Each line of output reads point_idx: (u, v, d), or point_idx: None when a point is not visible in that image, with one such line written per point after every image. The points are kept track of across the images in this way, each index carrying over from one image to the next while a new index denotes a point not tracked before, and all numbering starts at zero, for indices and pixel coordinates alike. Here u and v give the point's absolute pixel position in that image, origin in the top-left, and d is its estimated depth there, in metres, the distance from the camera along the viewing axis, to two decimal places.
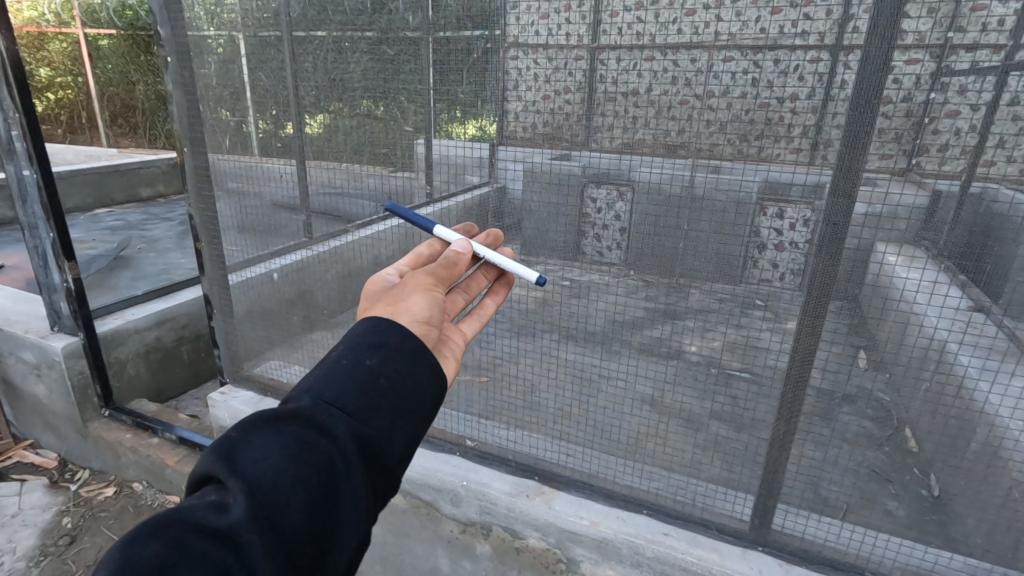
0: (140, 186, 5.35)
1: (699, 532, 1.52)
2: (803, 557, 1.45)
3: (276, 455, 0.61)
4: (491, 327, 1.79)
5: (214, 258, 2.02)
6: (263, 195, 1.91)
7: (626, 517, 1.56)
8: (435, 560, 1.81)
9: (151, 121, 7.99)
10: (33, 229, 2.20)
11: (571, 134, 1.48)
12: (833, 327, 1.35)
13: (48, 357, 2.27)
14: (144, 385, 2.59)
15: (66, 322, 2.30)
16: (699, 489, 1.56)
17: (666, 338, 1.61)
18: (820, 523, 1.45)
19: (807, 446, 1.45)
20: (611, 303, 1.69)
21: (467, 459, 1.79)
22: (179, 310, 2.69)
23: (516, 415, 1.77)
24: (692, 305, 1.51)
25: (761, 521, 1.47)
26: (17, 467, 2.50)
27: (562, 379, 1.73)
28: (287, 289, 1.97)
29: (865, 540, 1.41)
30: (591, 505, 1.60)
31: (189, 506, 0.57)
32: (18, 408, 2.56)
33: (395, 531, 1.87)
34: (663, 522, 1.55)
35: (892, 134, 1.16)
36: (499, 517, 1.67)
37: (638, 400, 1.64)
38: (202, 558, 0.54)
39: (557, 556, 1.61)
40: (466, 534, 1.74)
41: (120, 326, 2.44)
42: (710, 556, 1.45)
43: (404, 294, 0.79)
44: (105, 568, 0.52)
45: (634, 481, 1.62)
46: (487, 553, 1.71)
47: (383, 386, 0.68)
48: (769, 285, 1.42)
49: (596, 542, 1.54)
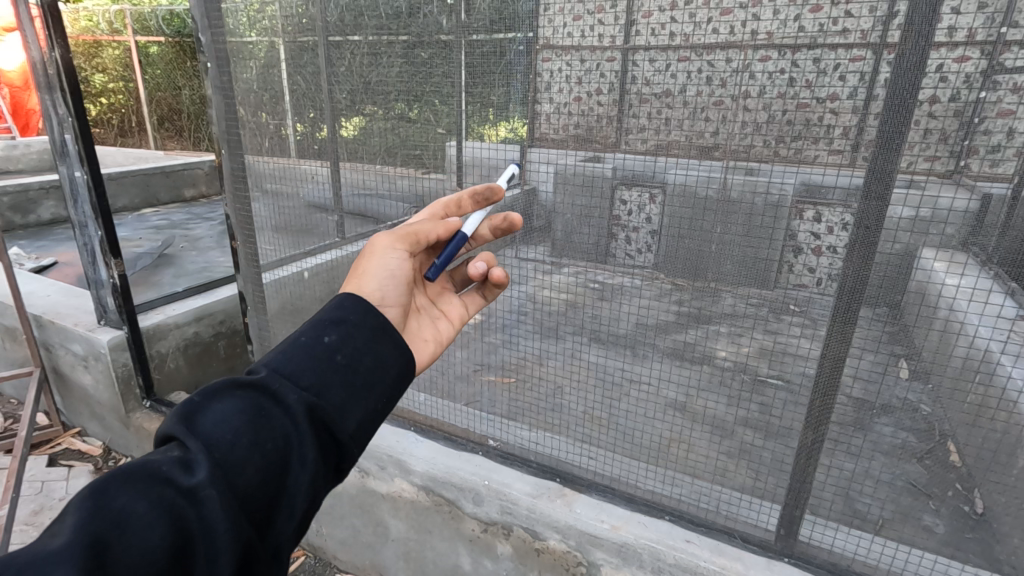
0: (185, 186, 5.56)
1: (722, 540, 1.48)
2: (831, 570, 1.38)
3: (235, 419, 0.67)
4: (516, 328, 1.80)
5: (249, 255, 2.07)
6: (298, 196, 1.96)
7: (647, 522, 1.54)
8: (456, 558, 1.83)
9: (196, 125, 8.21)
10: (83, 228, 2.33)
11: (603, 135, 1.48)
12: (870, 334, 1.32)
13: (95, 349, 2.38)
14: (184, 377, 2.67)
15: (112, 317, 2.41)
16: (723, 496, 1.53)
17: (695, 343, 1.62)
18: (848, 536, 1.39)
19: (837, 457, 1.41)
20: (637, 307, 1.68)
21: (489, 458, 1.80)
22: (217, 306, 2.80)
23: (541, 417, 1.78)
24: (724, 309, 1.49)
25: (786, 532, 1.43)
26: (65, 453, 2.64)
27: (586, 382, 1.72)
28: (319, 288, 2.01)
29: (895, 555, 1.35)
30: (611, 508, 1.59)
31: (153, 461, 0.62)
32: (68, 397, 2.70)
33: (418, 527, 1.89)
34: (685, 529, 1.51)
35: (938, 134, 1.12)
36: (520, 518, 1.66)
37: (663, 405, 1.62)
38: (161, 508, 0.58)
39: (578, 558, 1.59)
40: (488, 533, 1.73)
41: (160, 321, 2.54)
42: (733, 565, 1.41)
43: (361, 265, 0.88)
44: (72, 516, 0.56)
45: (662, 491, 1.60)
46: (508, 553, 1.71)
47: (339, 363, 0.74)
48: (806, 290, 1.35)
49: (618, 546, 1.52)
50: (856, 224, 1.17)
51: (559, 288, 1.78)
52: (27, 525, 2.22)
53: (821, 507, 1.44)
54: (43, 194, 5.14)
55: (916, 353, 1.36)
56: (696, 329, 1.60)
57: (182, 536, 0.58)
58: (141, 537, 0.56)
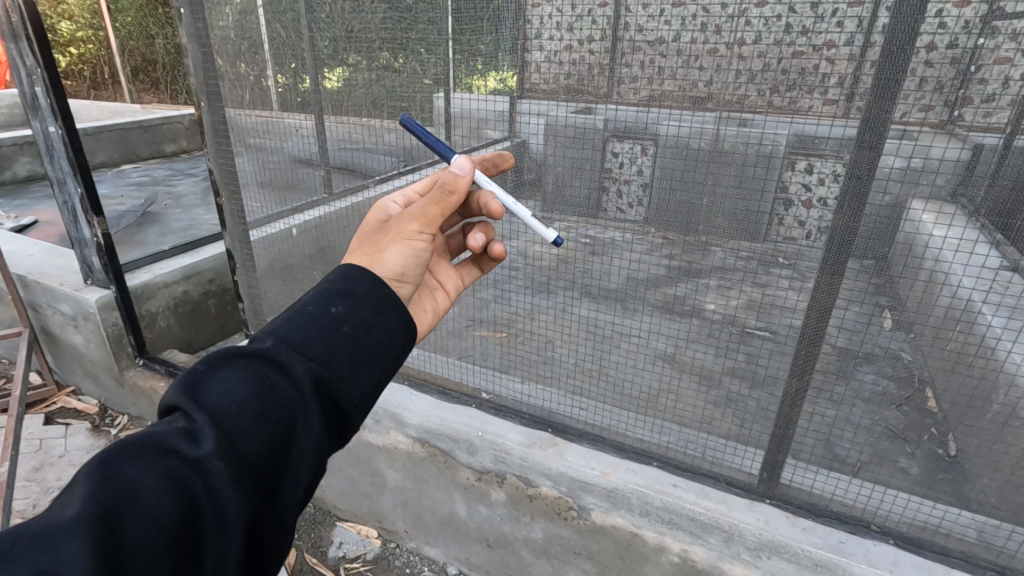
0: (164, 141, 5.40)
1: (708, 484, 1.55)
2: (809, 510, 1.46)
3: (240, 391, 0.67)
4: (507, 282, 1.80)
5: (236, 212, 2.05)
6: (283, 150, 1.91)
7: (636, 469, 1.61)
8: (452, 505, 1.89)
9: (171, 76, 7.92)
10: (61, 185, 2.26)
11: (594, 86, 1.44)
12: (855, 287, 1.33)
13: (83, 308, 2.36)
14: (176, 335, 2.69)
15: (99, 276, 2.38)
16: (710, 443, 1.58)
17: (686, 296, 1.62)
18: (828, 478, 1.46)
19: (820, 403, 1.45)
20: (629, 261, 1.66)
21: (482, 411, 1.85)
22: (205, 264, 2.77)
23: (533, 370, 1.80)
24: (714, 263, 1.52)
25: (768, 475, 1.49)
26: (61, 411, 2.65)
27: (577, 334, 1.77)
28: (308, 245, 2.00)
29: (870, 495, 1.43)
30: (602, 457, 1.65)
31: (159, 432, 0.62)
32: (60, 356, 2.69)
33: (414, 477, 1.94)
34: (672, 475, 1.59)
35: (934, 82, 1.09)
36: (513, 467, 1.71)
37: (654, 355, 1.65)
38: (170, 479, 0.59)
39: (569, 503, 1.65)
40: (482, 481, 1.79)
41: (148, 279, 2.51)
42: (717, 507, 1.48)
43: (384, 240, 0.87)
44: (81, 487, 0.57)
45: (646, 438, 1.66)
46: (502, 500, 1.77)
47: (345, 333, 0.74)
48: (795, 244, 1.38)
49: (607, 491, 1.58)
50: (847, 174, 1.18)
51: (548, 244, 1.73)
52: (29, 481, 2.26)
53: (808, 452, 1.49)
54: (16, 150, 4.97)
55: (899, 304, 1.39)
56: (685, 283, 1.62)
57: (190, 507, 0.59)
58: (150, 508, 0.57)
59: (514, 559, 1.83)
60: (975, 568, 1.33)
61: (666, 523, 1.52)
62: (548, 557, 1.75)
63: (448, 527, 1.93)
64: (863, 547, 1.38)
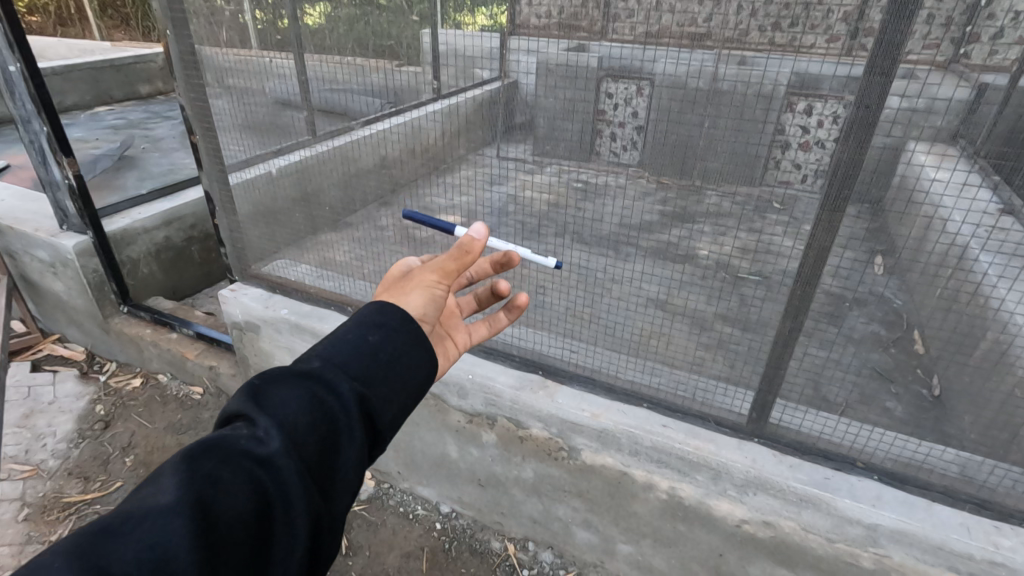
0: (140, 83, 5.17)
1: (697, 424, 1.67)
2: (797, 448, 1.58)
3: (296, 402, 0.74)
4: (497, 226, 1.78)
5: (213, 155, 2.02)
6: (263, 91, 1.81)
7: (625, 411, 1.73)
8: (444, 448, 2.03)
9: (143, 12, 7.49)
10: (26, 125, 2.16)
11: (589, 22, 1.35)
12: (852, 233, 1.33)
13: (62, 255, 2.32)
14: (160, 282, 2.72)
15: (73, 222, 2.32)
16: (699, 384, 1.66)
17: (679, 241, 1.57)
18: (817, 418, 1.54)
19: (811, 347, 1.48)
20: (621, 207, 1.58)
21: (472, 354, 1.92)
22: (184, 209, 2.75)
23: (525, 315, 1.83)
24: (707, 207, 1.48)
25: (757, 415, 1.59)
26: (48, 358, 2.65)
27: (572, 283, 1.75)
28: (290, 189, 1.94)
29: (859, 434, 1.51)
30: (592, 399, 1.77)
31: (231, 436, 0.71)
32: (41, 303, 2.66)
33: (407, 421, 2.03)
34: (661, 415, 1.70)
35: (943, 19, 1.07)
36: (503, 410, 1.84)
37: (645, 300, 1.67)
38: (243, 479, 0.67)
39: (558, 445, 1.80)
40: (473, 424, 1.92)
41: (127, 224, 2.51)
42: (705, 446, 1.61)
43: (408, 287, 0.91)
44: (169, 476, 0.65)
45: (647, 381, 1.72)
46: (492, 441, 1.91)
47: (381, 359, 0.81)
48: (790, 187, 1.33)
49: (596, 432, 1.72)
50: (856, 102, 1.18)
51: (541, 188, 1.63)
52: (20, 427, 2.31)
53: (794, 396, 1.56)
54: None
55: (891, 248, 1.35)
56: (678, 228, 1.54)
57: (260, 505, 0.67)
58: (228, 502, 0.65)
59: (507, 498, 2.00)
60: (956, 502, 1.45)
61: (655, 462, 1.68)
62: (539, 495, 1.92)
63: (441, 469, 2.09)
64: (848, 484, 1.50)
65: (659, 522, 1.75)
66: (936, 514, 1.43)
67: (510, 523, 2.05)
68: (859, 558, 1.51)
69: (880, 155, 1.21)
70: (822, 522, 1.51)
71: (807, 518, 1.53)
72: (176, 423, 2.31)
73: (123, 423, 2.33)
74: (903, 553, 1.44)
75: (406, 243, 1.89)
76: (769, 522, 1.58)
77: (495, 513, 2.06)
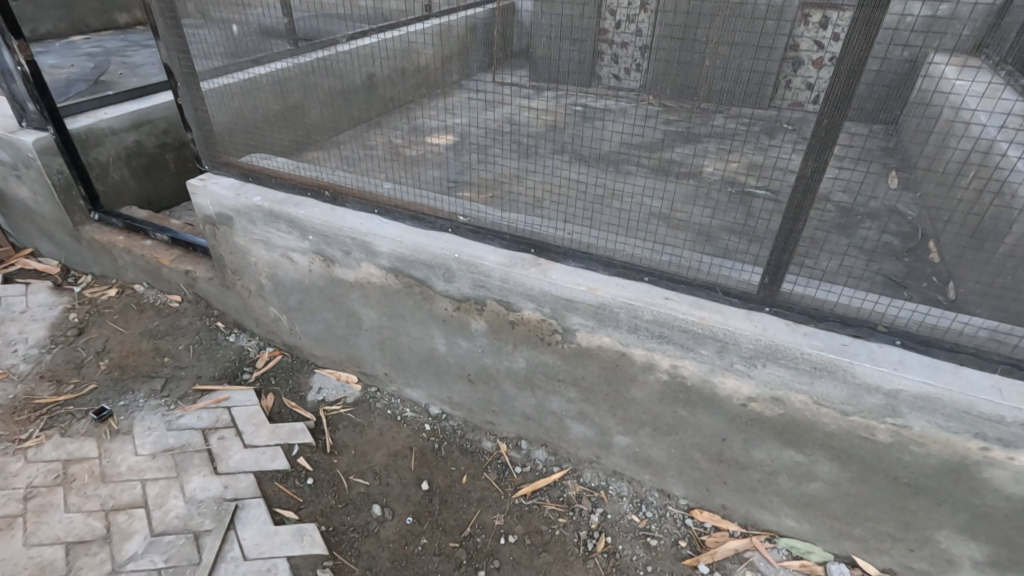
0: (118, 12, 4.83)
1: (702, 295, 1.36)
2: (812, 317, 1.28)
3: None
4: (494, 144, 1.67)
5: (179, 54, 1.73)
6: (245, 20, 1.63)
7: (625, 284, 1.41)
8: (431, 341, 1.74)
9: None
10: None
11: None
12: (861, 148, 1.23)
13: (22, 152, 2.25)
14: (132, 190, 2.70)
15: (31, 117, 2.24)
16: (705, 261, 1.38)
17: (680, 160, 1.62)
18: (828, 289, 1.28)
19: (833, 238, 1.36)
20: (623, 129, 1.66)
21: (459, 236, 1.59)
22: (156, 113, 2.69)
23: (516, 203, 1.61)
24: (714, 129, 1.64)
25: (770, 280, 1.29)
26: (20, 272, 2.57)
27: (570, 195, 1.59)
28: (273, 103, 1.73)
29: (884, 308, 1.24)
30: (590, 273, 1.45)
31: None
32: (13, 215, 2.61)
33: (389, 313, 1.77)
34: (663, 289, 1.39)
35: None
36: (494, 291, 1.53)
37: (650, 216, 1.50)
38: None
39: (553, 327, 1.51)
40: (461, 312, 1.62)
41: (92, 124, 2.46)
42: (711, 316, 1.32)
43: None
44: None
45: (639, 247, 1.43)
46: (483, 329, 1.62)
47: None
48: (802, 110, 1.27)
49: (594, 308, 1.42)
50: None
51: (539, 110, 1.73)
52: None
53: (812, 256, 1.30)
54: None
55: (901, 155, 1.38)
56: (683, 146, 1.68)
57: None
58: None
59: (498, 394, 1.72)
60: (987, 364, 1.17)
61: (656, 338, 1.39)
62: (532, 389, 1.65)
63: (428, 366, 1.80)
64: (867, 349, 1.22)
65: (662, 409, 1.48)
66: (964, 376, 1.16)
67: (503, 422, 1.77)
68: (875, 432, 1.25)
69: (895, 62, 1.16)
70: (836, 393, 1.25)
71: (821, 389, 1.26)
72: (152, 330, 2.21)
73: (98, 329, 2.23)
74: (924, 422, 1.19)
75: (395, 164, 1.70)
76: (778, 398, 1.32)
77: (486, 413, 1.78)
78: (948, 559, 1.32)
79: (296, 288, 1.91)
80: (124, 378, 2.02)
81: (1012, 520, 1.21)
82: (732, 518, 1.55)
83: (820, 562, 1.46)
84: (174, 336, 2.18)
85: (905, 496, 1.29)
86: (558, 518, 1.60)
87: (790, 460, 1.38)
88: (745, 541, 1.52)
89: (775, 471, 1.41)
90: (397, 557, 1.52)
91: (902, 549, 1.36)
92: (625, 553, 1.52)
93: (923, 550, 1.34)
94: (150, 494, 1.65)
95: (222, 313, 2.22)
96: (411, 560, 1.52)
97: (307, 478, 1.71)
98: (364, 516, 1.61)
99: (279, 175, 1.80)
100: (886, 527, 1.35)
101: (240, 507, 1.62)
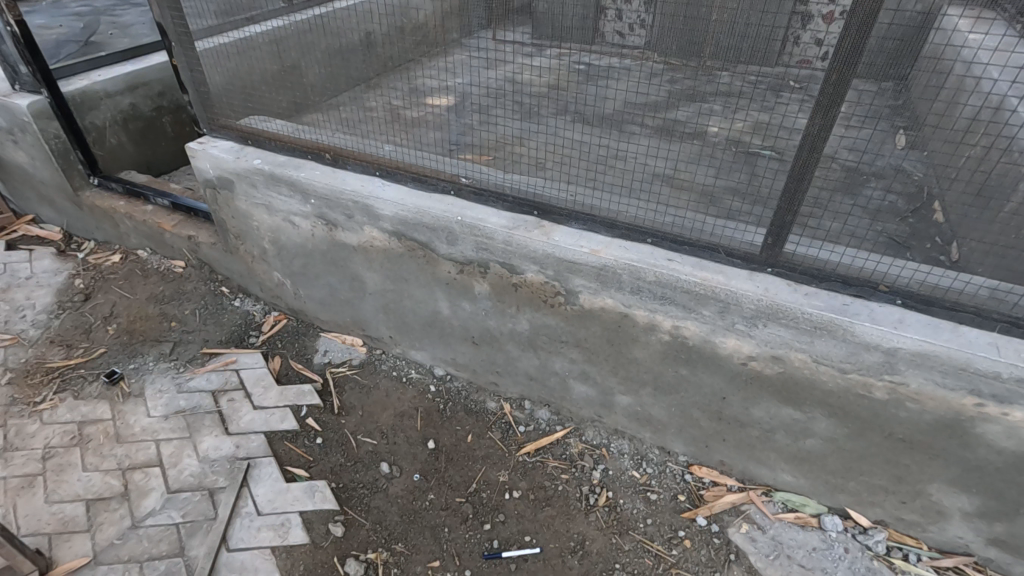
0: None
1: (705, 257, 1.38)
2: (814, 277, 1.29)
3: None
4: (493, 106, 1.59)
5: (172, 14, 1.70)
6: None
7: (628, 246, 1.43)
8: (435, 304, 1.76)
9: None
10: None
11: None
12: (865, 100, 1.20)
13: (17, 117, 2.23)
14: (130, 155, 2.67)
15: (24, 79, 2.21)
16: (706, 221, 1.38)
17: (689, 118, 1.46)
18: (835, 250, 1.28)
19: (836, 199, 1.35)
20: (628, 86, 1.54)
21: (461, 198, 1.61)
22: (150, 74, 2.65)
23: (520, 163, 1.58)
24: (719, 87, 1.49)
25: (774, 240, 1.30)
26: (23, 239, 2.57)
27: (573, 162, 1.53)
28: (270, 63, 1.73)
29: (888, 267, 1.25)
30: (593, 236, 1.47)
31: None
32: (12, 180, 2.58)
33: (393, 277, 1.77)
34: (667, 252, 1.41)
35: None
36: (497, 254, 1.54)
37: (651, 175, 1.45)
38: None
39: (556, 289, 1.52)
40: (464, 274, 1.63)
41: (87, 86, 2.43)
42: (714, 278, 1.33)
43: None
44: None
45: (643, 208, 1.44)
46: (486, 293, 1.63)
47: None
48: (808, 66, 1.24)
49: (596, 269, 1.43)
50: None
51: (537, 70, 1.54)
52: None
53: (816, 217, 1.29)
54: None
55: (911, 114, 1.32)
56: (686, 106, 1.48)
57: None
58: None
59: (500, 356, 1.74)
60: (986, 322, 1.19)
61: (659, 300, 1.40)
62: (535, 350, 1.67)
63: (432, 329, 1.82)
64: (868, 309, 1.24)
65: (664, 369, 1.50)
66: (963, 335, 1.18)
67: (506, 383, 1.80)
68: (872, 389, 1.27)
69: (907, 21, 1.12)
70: (836, 351, 1.26)
71: (821, 348, 1.28)
72: (158, 295, 2.23)
73: (104, 295, 2.25)
74: (921, 379, 1.21)
75: (393, 128, 1.67)
76: (778, 357, 1.33)
77: (490, 374, 1.81)
78: (938, 510, 1.36)
79: (299, 253, 1.91)
80: (132, 342, 2.05)
81: (1004, 475, 1.24)
82: (730, 473, 1.60)
83: (814, 514, 1.50)
84: (179, 301, 2.19)
85: (899, 451, 1.32)
86: (560, 474, 1.64)
87: (789, 418, 1.41)
88: (742, 495, 1.56)
89: (773, 428, 1.45)
90: (406, 511, 1.57)
91: (894, 501, 1.40)
92: (625, 507, 1.57)
93: (914, 502, 1.38)
94: (164, 454, 1.69)
95: (226, 279, 2.23)
96: (420, 513, 1.57)
97: (317, 438, 1.75)
98: (372, 473, 1.66)
99: (280, 139, 1.79)
100: (881, 481, 1.39)
101: (252, 466, 1.66)
